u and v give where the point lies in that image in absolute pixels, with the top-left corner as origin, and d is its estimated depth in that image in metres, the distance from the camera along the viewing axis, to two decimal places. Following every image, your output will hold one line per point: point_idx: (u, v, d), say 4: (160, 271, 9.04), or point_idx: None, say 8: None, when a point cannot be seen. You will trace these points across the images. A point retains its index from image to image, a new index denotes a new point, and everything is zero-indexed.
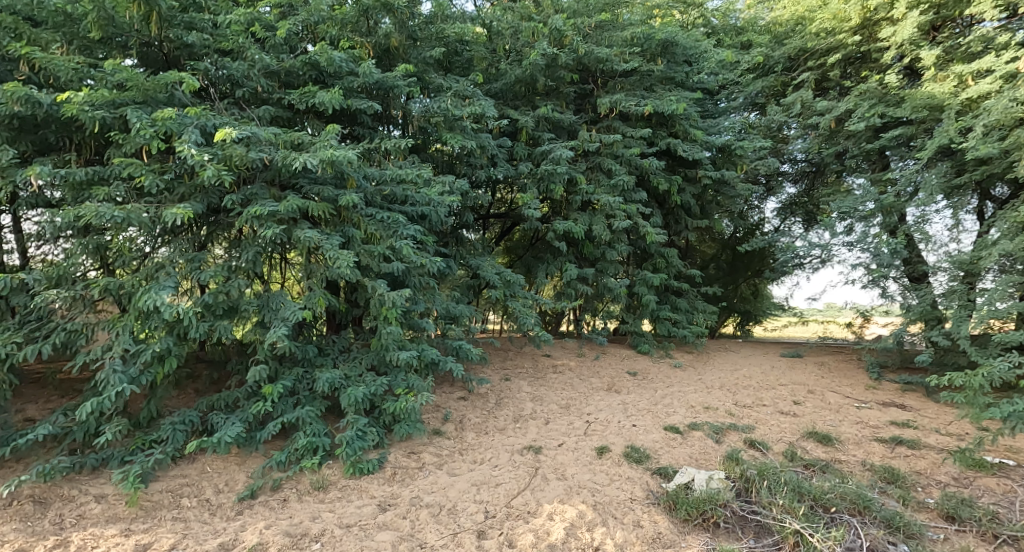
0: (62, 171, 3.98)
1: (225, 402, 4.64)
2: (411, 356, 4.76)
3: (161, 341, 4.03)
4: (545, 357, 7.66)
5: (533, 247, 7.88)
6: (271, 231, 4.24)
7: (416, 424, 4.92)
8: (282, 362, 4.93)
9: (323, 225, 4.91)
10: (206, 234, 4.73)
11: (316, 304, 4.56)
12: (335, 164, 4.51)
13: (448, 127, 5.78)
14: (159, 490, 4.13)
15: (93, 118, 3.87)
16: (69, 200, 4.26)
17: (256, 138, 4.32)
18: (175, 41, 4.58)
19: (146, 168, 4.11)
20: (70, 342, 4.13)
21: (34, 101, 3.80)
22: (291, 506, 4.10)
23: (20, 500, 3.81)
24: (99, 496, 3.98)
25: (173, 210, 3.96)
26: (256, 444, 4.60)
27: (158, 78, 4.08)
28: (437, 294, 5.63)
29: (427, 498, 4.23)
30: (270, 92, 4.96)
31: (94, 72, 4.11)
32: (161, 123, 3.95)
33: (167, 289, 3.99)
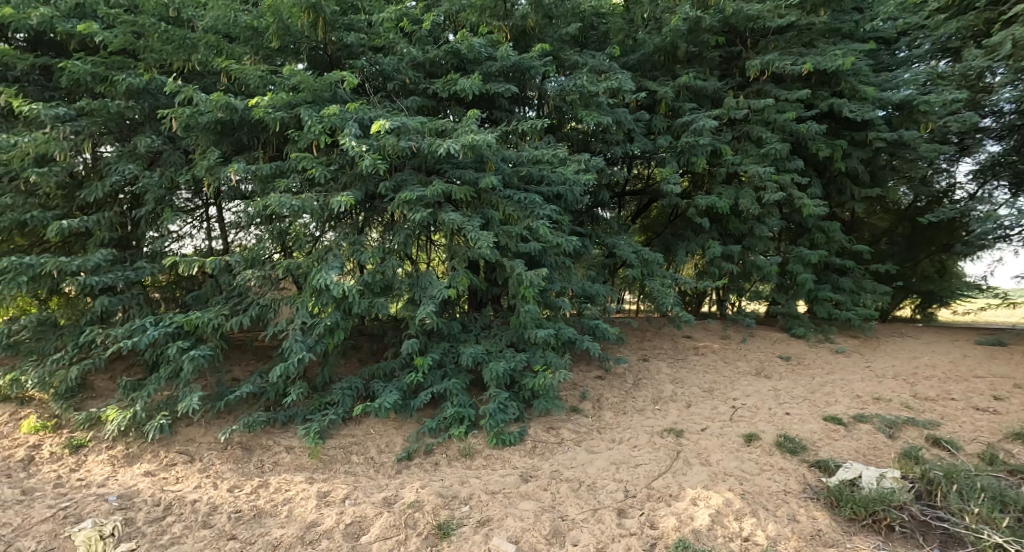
0: (253, 167, 4.63)
1: (384, 371, 5.12)
2: (549, 334, 4.86)
3: (331, 315, 4.57)
4: (685, 338, 7.36)
5: (672, 223, 7.57)
6: (420, 214, 4.58)
7: (555, 400, 5.02)
8: (430, 336, 5.32)
9: (465, 207, 5.18)
10: (364, 219, 5.22)
11: (459, 282, 4.86)
12: (476, 148, 4.73)
13: (584, 104, 5.65)
14: (334, 446, 4.70)
15: (275, 118, 4.44)
16: (258, 192, 4.92)
17: (405, 128, 4.68)
18: (338, 43, 5.04)
19: (316, 161, 4.64)
20: (263, 314, 4.82)
21: (233, 108, 4.44)
22: (442, 470, 4.43)
23: (233, 445, 4.57)
24: (289, 447, 4.63)
25: (337, 197, 4.43)
26: (410, 410, 5.02)
27: (324, 78, 4.61)
28: (574, 273, 5.64)
29: (567, 472, 4.33)
30: (417, 83, 5.26)
31: (275, 77, 4.68)
32: (327, 119, 4.44)
33: (335, 269, 4.48)
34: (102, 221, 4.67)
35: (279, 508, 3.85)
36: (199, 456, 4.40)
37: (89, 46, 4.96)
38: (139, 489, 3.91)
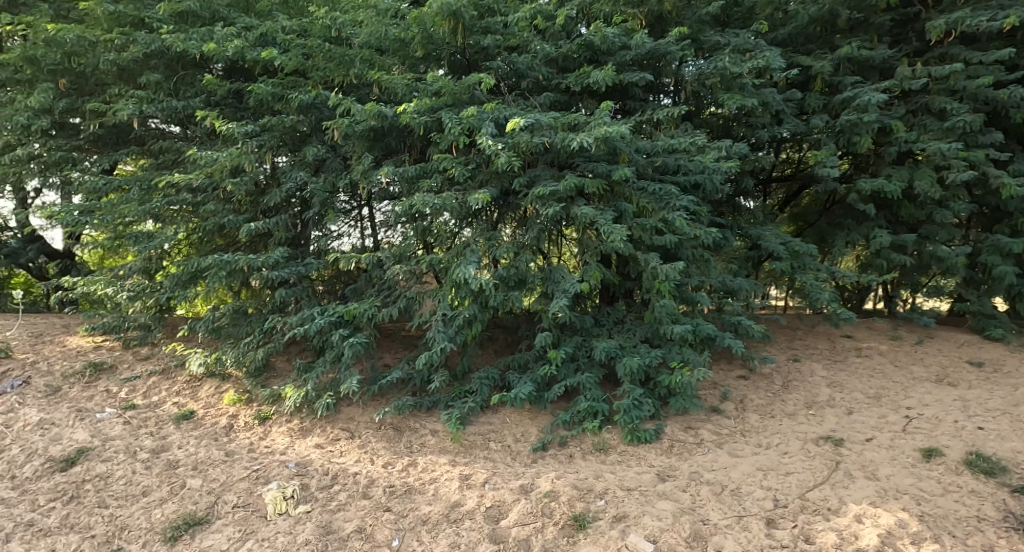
0: (400, 170, 5.05)
1: (519, 362, 5.26)
2: (687, 330, 4.66)
3: (469, 308, 4.81)
4: (844, 338, 6.64)
5: (827, 211, 6.87)
6: (553, 209, 4.63)
7: (694, 400, 4.80)
8: (563, 330, 5.37)
9: (597, 201, 5.15)
10: (499, 215, 5.41)
11: (592, 277, 4.85)
12: (609, 140, 4.68)
13: (726, 87, 5.31)
14: (474, 432, 4.92)
15: (420, 122, 4.81)
16: (405, 193, 5.33)
17: (539, 124, 4.77)
18: (475, 46, 5.29)
19: (455, 161, 4.91)
20: (410, 306, 5.21)
21: (383, 115, 4.88)
22: (577, 462, 4.45)
23: (386, 425, 4.98)
24: (434, 430, 4.94)
25: (475, 195, 4.63)
26: (545, 402, 5.10)
27: (463, 81, 4.89)
28: (714, 267, 5.35)
29: (708, 475, 4.12)
30: (550, 79, 5.34)
31: (419, 84, 5.08)
32: (466, 120, 4.69)
33: (473, 263, 4.70)
34: (281, 223, 5.36)
35: (426, 486, 4.16)
36: (358, 433, 4.87)
37: (269, 70, 5.71)
38: (311, 459, 4.46)
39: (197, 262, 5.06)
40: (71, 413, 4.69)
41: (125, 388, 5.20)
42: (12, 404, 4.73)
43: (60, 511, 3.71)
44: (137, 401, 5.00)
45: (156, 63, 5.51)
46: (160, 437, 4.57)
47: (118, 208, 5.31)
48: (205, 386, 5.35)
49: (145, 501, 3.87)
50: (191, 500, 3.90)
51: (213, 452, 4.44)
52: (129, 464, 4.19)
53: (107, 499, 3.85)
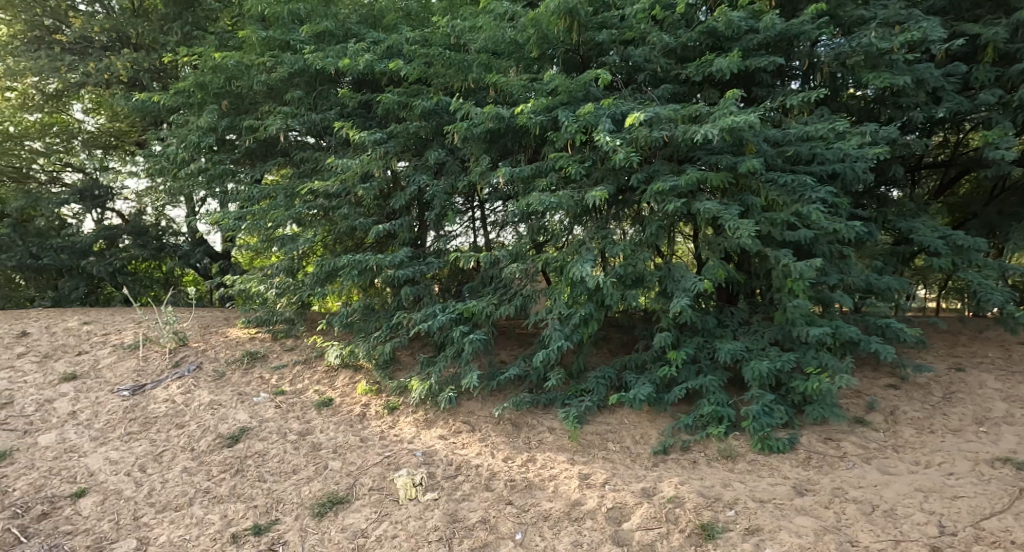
0: (516, 170, 5.15)
1: (636, 363, 5.15)
2: (825, 333, 4.29)
3: (585, 306, 4.79)
4: (1021, 346, 5.77)
5: (996, 200, 6.01)
6: (674, 204, 4.47)
7: (834, 409, 4.41)
8: (683, 330, 5.17)
9: (720, 195, 4.90)
10: (614, 212, 5.33)
11: (715, 275, 4.61)
12: (735, 131, 4.43)
13: (870, 66, 4.82)
14: (592, 431, 4.90)
15: (536, 122, 4.87)
16: (521, 192, 5.46)
17: (658, 118, 4.63)
18: (590, 43, 5.27)
19: (571, 159, 4.91)
20: (526, 304, 5.30)
21: (501, 117, 5.01)
22: (702, 469, 4.26)
23: (504, 420, 5.11)
24: (551, 427, 4.98)
25: (592, 192, 4.59)
26: (665, 404, 4.94)
27: (579, 78, 4.87)
28: (855, 264, 4.87)
29: (854, 492, 3.76)
30: (668, 70, 5.17)
31: (535, 85, 5.16)
32: (582, 118, 4.67)
33: (589, 261, 4.66)
34: (405, 225, 5.70)
35: (546, 483, 4.20)
36: (479, 426, 5.04)
37: (394, 80, 6.10)
38: (436, 449, 4.69)
39: (334, 262, 5.54)
40: (233, 396, 5.33)
41: (275, 375, 5.81)
42: (188, 385, 5.47)
43: (229, 481, 4.23)
44: (285, 388, 5.57)
45: (299, 80, 6.09)
46: (305, 420, 5.05)
47: (269, 214, 5.94)
48: (341, 376, 5.82)
49: (296, 478, 4.30)
50: (334, 480, 4.26)
51: (350, 438, 4.82)
52: (281, 444, 4.67)
53: (266, 474, 4.33)
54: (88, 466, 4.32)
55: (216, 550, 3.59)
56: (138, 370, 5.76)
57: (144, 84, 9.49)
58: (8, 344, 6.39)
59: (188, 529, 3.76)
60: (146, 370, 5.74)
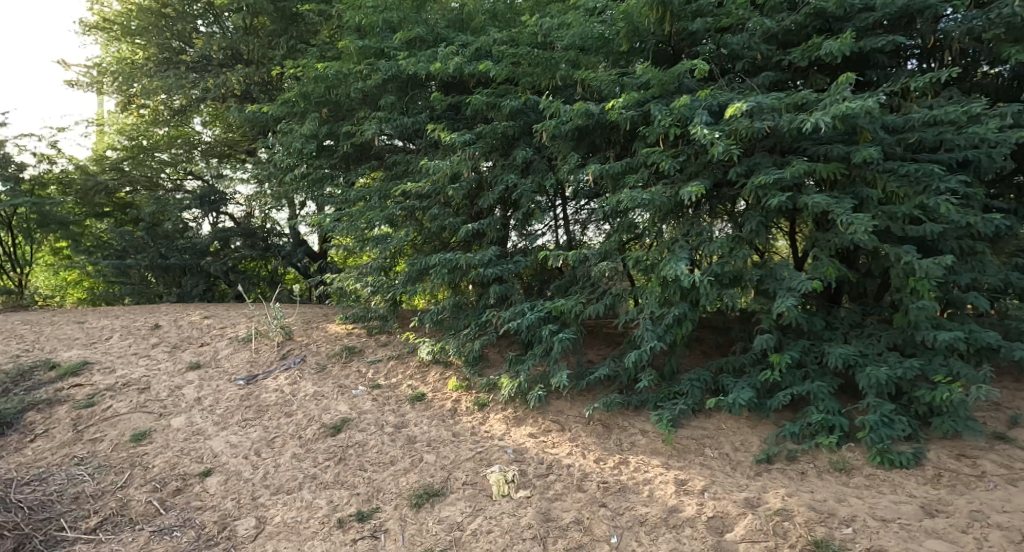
0: (606, 166, 5.05)
1: (734, 366, 4.91)
2: (958, 339, 3.86)
3: (679, 306, 4.62)
4: None
5: None
6: (778, 199, 4.19)
7: (969, 423, 3.97)
8: (786, 332, 4.86)
9: (830, 188, 4.55)
10: (710, 208, 5.10)
11: (825, 274, 4.29)
12: (848, 118, 4.09)
13: (1010, 39, 4.30)
14: (687, 436, 4.71)
15: (627, 117, 4.75)
16: (610, 189, 5.36)
17: (760, 107, 4.36)
18: (683, 33, 5.08)
19: (665, 154, 4.74)
20: (616, 303, 5.20)
21: (590, 114, 4.94)
22: (811, 481, 3.98)
23: (595, 421, 5.05)
24: (644, 430, 4.86)
25: (687, 187, 4.40)
26: (768, 410, 4.67)
27: (673, 70, 4.70)
28: (991, 260, 4.36)
29: (997, 517, 3.36)
30: (770, 57, 4.88)
31: (625, 79, 5.04)
32: (677, 111, 4.49)
33: (684, 259, 4.47)
34: (492, 224, 5.78)
35: (640, 487, 4.09)
36: (569, 426, 5.01)
37: (483, 82, 6.20)
38: (527, 447, 4.70)
39: (425, 261, 5.72)
40: (334, 388, 5.63)
41: (371, 369, 6.08)
42: (295, 376, 5.86)
43: (333, 469, 4.46)
44: (381, 382, 5.81)
45: (392, 86, 6.34)
46: (400, 414, 5.24)
47: (365, 215, 6.24)
48: (432, 372, 6.00)
49: (394, 469, 4.46)
50: (428, 473, 4.38)
51: (443, 432, 4.94)
52: (379, 436, 4.87)
53: (365, 463, 4.53)
54: (212, 448, 4.72)
55: (324, 533, 3.79)
56: (251, 361, 6.24)
57: (254, 96, 10.30)
58: (144, 335, 7.14)
59: (299, 512, 4.00)
60: (258, 362, 6.21)
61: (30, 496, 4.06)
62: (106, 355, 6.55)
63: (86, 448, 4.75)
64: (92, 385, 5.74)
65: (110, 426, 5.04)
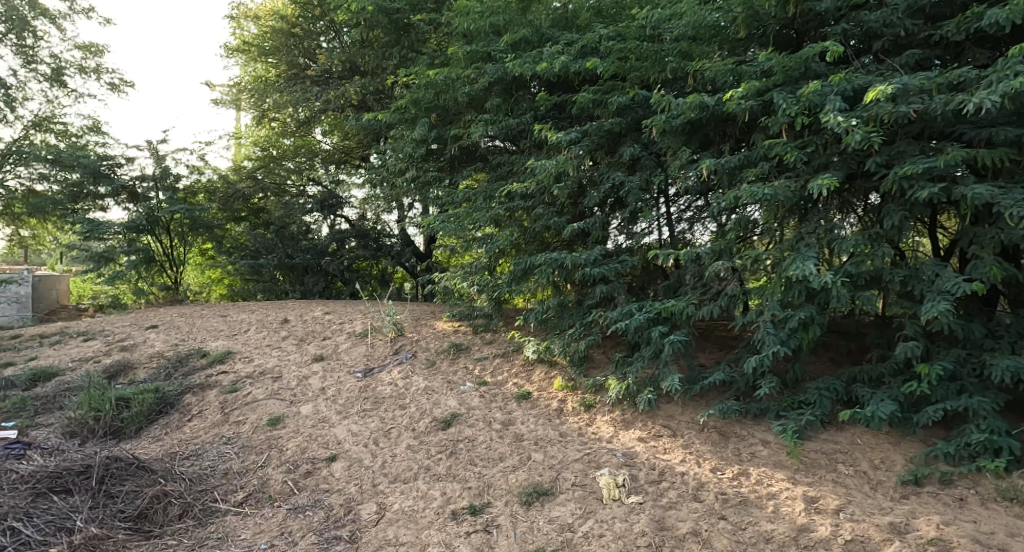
0: (722, 160, 4.77)
1: (870, 375, 4.46)
2: None
3: (806, 309, 4.26)
4: None
5: None
6: (929, 191, 3.73)
7: None
8: (935, 340, 4.33)
9: (994, 176, 3.97)
10: (841, 202, 4.66)
11: (988, 275, 3.75)
12: (1021, 95, 3.54)
13: None
14: (815, 449, 4.35)
15: (747, 108, 4.45)
16: (725, 185, 5.06)
17: (906, 89, 3.90)
18: (810, 14, 4.69)
19: (789, 145, 4.39)
20: (732, 304, 4.89)
21: (704, 106, 4.69)
22: (972, 509, 3.51)
23: (709, 428, 4.80)
24: (765, 441, 4.55)
25: (817, 180, 4.04)
26: (914, 426, 4.19)
27: (799, 54, 4.34)
28: None
29: None
30: (915, 33, 4.37)
31: (744, 67, 4.74)
32: (805, 98, 4.13)
33: (813, 258, 4.11)
34: (597, 223, 5.70)
35: (764, 501, 3.82)
36: (681, 432, 4.81)
37: (589, 79, 6.13)
38: (637, 451, 4.56)
39: (530, 260, 5.74)
40: (444, 384, 5.82)
41: (478, 367, 6.22)
42: (408, 371, 6.13)
43: (446, 462, 4.59)
44: (488, 379, 5.93)
45: (498, 89, 6.45)
46: (507, 411, 5.30)
47: (471, 216, 6.39)
48: (537, 371, 6.02)
49: (503, 465, 4.50)
50: (538, 471, 4.37)
51: (550, 432, 4.92)
52: (488, 432, 4.96)
53: (476, 458, 4.61)
54: (336, 435, 5.05)
55: (440, 523, 3.87)
56: (367, 355, 6.63)
57: (369, 105, 10.97)
58: (275, 329, 7.84)
59: (415, 501, 4.14)
60: (374, 356, 6.58)
61: (188, 469, 4.55)
62: (245, 345, 7.26)
63: (231, 429, 5.28)
64: (235, 372, 6.39)
65: (250, 410, 5.56)
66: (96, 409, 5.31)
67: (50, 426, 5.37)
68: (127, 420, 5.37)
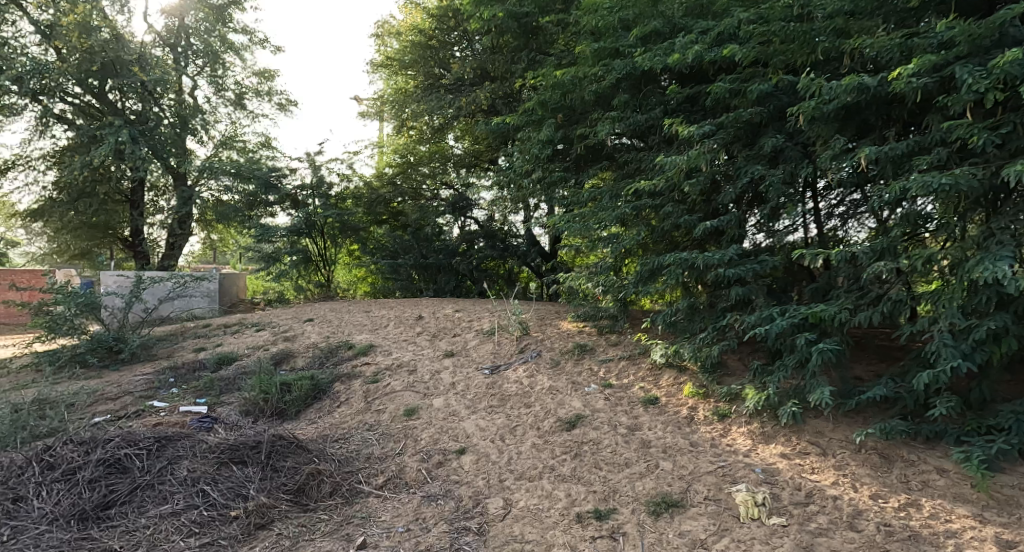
0: (885, 148, 4.15)
1: None
2: None
3: (998, 319, 3.58)
4: None
5: None
6: None
7: None
8: None
9: None
10: None
11: None
12: None
13: None
14: (1011, 484, 3.65)
15: (919, 87, 3.83)
16: (889, 175, 4.41)
17: None
18: None
19: (977, 126, 3.70)
20: (898, 311, 4.24)
21: (864, 88, 4.14)
22: None
23: (868, 449, 4.25)
24: (942, 469, 3.91)
25: (1016, 166, 3.35)
26: None
27: (991, 18, 3.65)
28: None
29: None
30: None
31: (917, 40, 4.11)
32: (1000, 69, 3.45)
33: (1008, 258, 3.43)
34: (733, 220, 5.31)
35: (942, 539, 3.28)
36: (832, 451, 4.31)
37: (725, 68, 5.75)
38: (779, 468, 4.16)
39: (658, 260, 5.49)
40: (569, 384, 5.82)
41: (603, 368, 6.13)
42: (533, 370, 6.22)
43: (570, 463, 4.57)
44: (613, 381, 5.81)
45: (626, 85, 6.30)
46: (633, 416, 5.14)
47: (597, 215, 6.29)
48: (665, 375, 5.78)
49: (629, 471, 4.36)
50: (666, 481, 4.17)
51: (680, 440, 4.68)
52: (613, 435, 4.85)
53: (601, 462, 4.53)
54: (465, 429, 5.28)
55: (565, 525, 3.86)
56: (495, 352, 6.86)
57: (498, 109, 11.36)
58: (411, 325, 8.41)
59: (540, 500, 4.17)
60: (501, 354, 6.78)
61: (338, 450, 5.05)
62: (385, 339, 7.88)
63: (374, 416, 5.75)
64: (377, 363, 6.98)
65: (390, 400, 6.02)
66: (265, 392, 6.08)
67: (231, 404, 6.26)
68: (288, 403, 6.08)
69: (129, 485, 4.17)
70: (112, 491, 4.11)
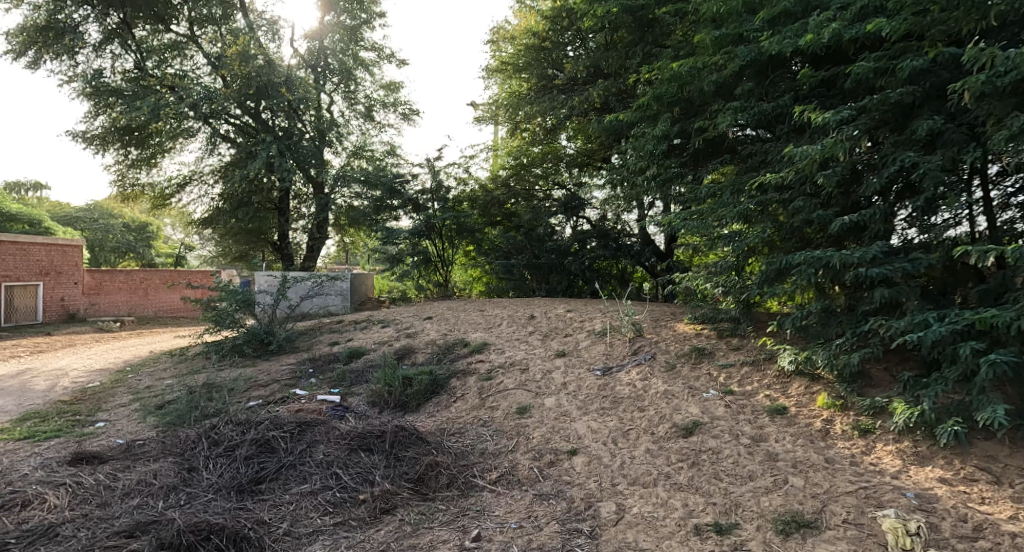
0: None
1: None
2: None
3: None
4: None
5: None
6: None
7: None
8: None
9: None
10: None
11: None
12: None
13: None
14: None
15: None
16: None
17: None
18: None
19: None
20: None
21: None
22: None
23: None
24: None
25: None
26: None
27: None
28: None
29: None
30: None
31: None
32: None
33: None
34: (877, 214, 4.74)
35: None
36: (1009, 480, 3.68)
37: (868, 45, 5.16)
38: (938, 495, 3.63)
39: (787, 259, 5.04)
40: (685, 389, 5.56)
41: (723, 374, 5.77)
42: (646, 372, 6.04)
43: (687, 472, 4.37)
44: (734, 388, 5.45)
45: (750, 72, 5.91)
46: (757, 426, 4.78)
47: (716, 211, 5.93)
48: (795, 384, 5.31)
49: (753, 485, 4.06)
50: (797, 498, 3.82)
51: (813, 455, 4.26)
52: (734, 446, 4.55)
53: (721, 473, 4.27)
54: (576, 430, 5.27)
55: (682, 536, 3.69)
56: (606, 353, 6.76)
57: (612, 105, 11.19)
58: (523, 324, 8.55)
59: (655, 508, 4.04)
60: (613, 355, 6.66)
61: (454, 444, 5.29)
62: (499, 337, 8.11)
63: (488, 412, 5.95)
64: (490, 361, 7.20)
65: (502, 397, 6.18)
66: (389, 385, 6.55)
67: (360, 394, 6.81)
68: (410, 396, 6.48)
69: (276, 463, 4.73)
70: (263, 467, 4.68)
